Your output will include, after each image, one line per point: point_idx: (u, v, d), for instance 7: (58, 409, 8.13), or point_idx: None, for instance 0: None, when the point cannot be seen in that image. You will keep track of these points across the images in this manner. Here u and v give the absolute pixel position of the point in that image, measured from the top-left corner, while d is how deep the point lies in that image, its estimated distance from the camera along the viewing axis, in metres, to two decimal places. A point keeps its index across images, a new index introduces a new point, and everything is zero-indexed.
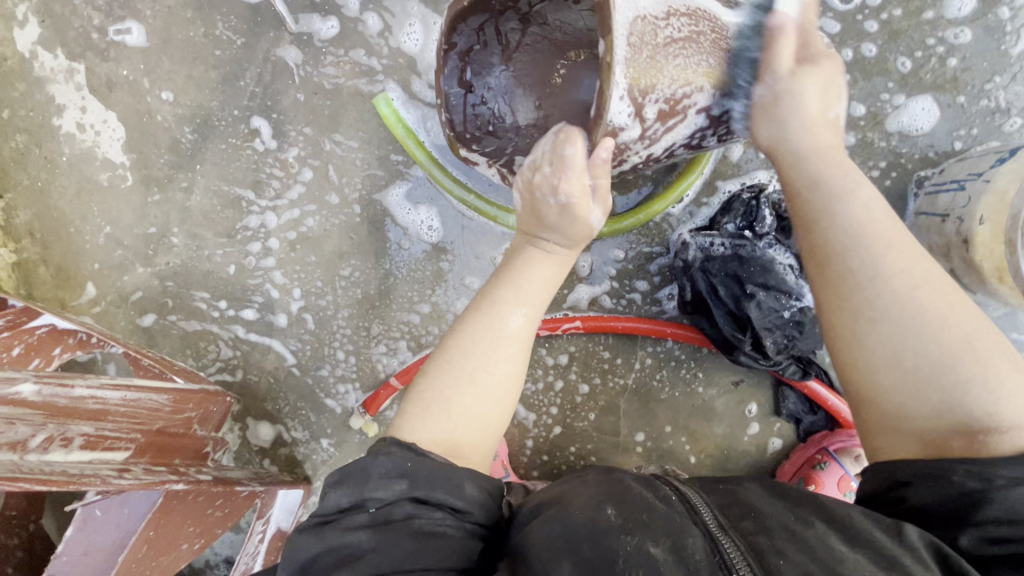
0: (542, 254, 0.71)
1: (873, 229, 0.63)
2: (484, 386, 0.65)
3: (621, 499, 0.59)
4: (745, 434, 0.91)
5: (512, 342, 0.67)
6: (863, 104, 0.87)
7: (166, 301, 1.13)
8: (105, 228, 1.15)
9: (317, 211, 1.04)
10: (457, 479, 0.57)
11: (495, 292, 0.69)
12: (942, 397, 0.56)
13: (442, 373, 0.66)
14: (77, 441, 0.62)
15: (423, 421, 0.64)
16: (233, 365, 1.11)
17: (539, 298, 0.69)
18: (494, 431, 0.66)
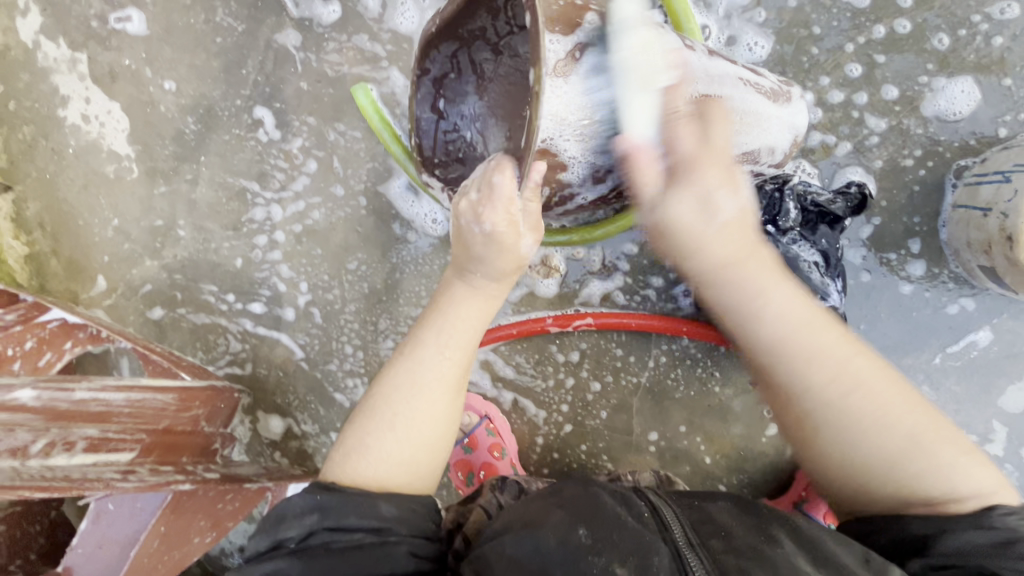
0: (468, 290, 0.67)
1: (805, 337, 0.62)
2: (408, 429, 0.64)
3: (591, 516, 0.59)
4: (763, 435, 0.87)
5: (435, 384, 0.66)
6: (899, 86, 0.81)
7: (175, 294, 1.13)
8: (114, 220, 1.14)
9: (322, 204, 1.02)
10: (371, 501, 0.58)
11: (421, 333, 0.68)
12: (899, 481, 0.58)
13: (366, 417, 0.65)
14: (81, 445, 0.62)
15: (344, 463, 0.63)
16: (242, 359, 1.11)
17: (465, 339, 0.68)
18: (424, 473, 0.65)
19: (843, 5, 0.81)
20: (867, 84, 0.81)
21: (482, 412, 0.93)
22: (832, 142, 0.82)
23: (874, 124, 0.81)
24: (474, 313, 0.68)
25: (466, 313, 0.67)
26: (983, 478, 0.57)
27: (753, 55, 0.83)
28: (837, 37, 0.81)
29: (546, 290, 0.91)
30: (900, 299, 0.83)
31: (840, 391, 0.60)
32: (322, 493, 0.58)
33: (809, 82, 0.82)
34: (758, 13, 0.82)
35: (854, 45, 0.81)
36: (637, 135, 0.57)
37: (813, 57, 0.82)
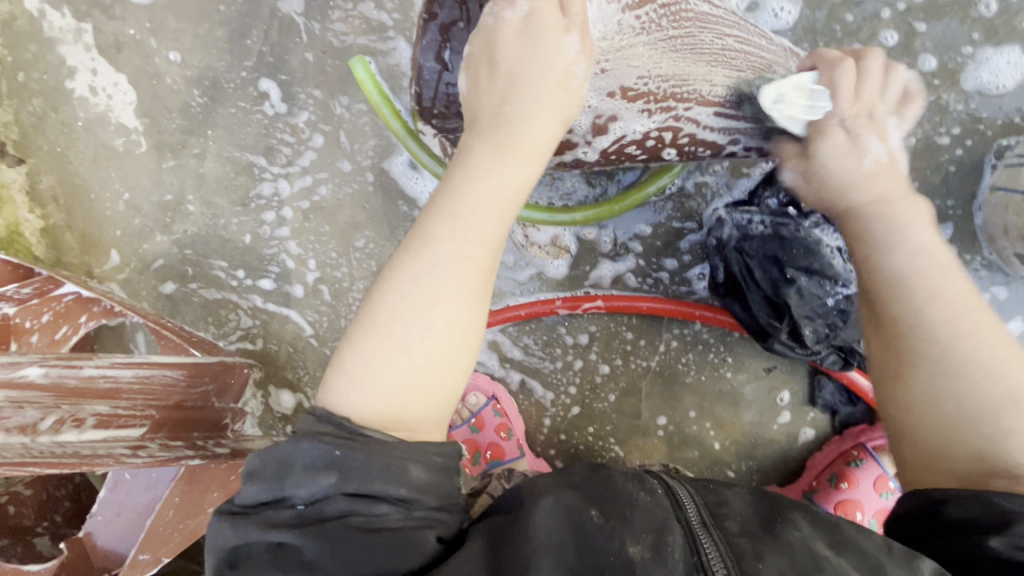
0: (491, 157, 0.55)
1: (925, 275, 0.59)
2: (420, 357, 0.52)
3: (605, 497, 0.55)
4: (775, 422, 0.85)
5: (454, 292, 0.53)
6: (938, 57, 0.75)
7: (187, 269, 1.13)
8: (124, 194, 1.14)
9: (329, 179, 1.00)
10: (401, 466, 0.49)
11: (428, 226, 0.54)
12: (981, 439, 0.55)
13: (365, 337, 0.53)
14: (90, 421, 0.63)
15: (349, 398, 0.52)
16: (254, 334, 1.12)
17: (488, 235, 0.54)
18: (439, 402, 0.54)
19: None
20: (903, 54, 0.76)
21: (489, 392, 0.93)
22: None
23: None
24: (505, 189, 0.55)
25: (486, 196, 0.54)
26: None
27: (779, 23, 0.76)
28: (872, 2, 0.76)
29: (556, 271, 0.89)
30: None
31: (952, 334, 0.57)
32: (342, 448, 0.48)
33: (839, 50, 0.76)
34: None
35: (890, 11, 0.75)
36: (654, 74, 0.59)
37: (846, 25, 0.76)
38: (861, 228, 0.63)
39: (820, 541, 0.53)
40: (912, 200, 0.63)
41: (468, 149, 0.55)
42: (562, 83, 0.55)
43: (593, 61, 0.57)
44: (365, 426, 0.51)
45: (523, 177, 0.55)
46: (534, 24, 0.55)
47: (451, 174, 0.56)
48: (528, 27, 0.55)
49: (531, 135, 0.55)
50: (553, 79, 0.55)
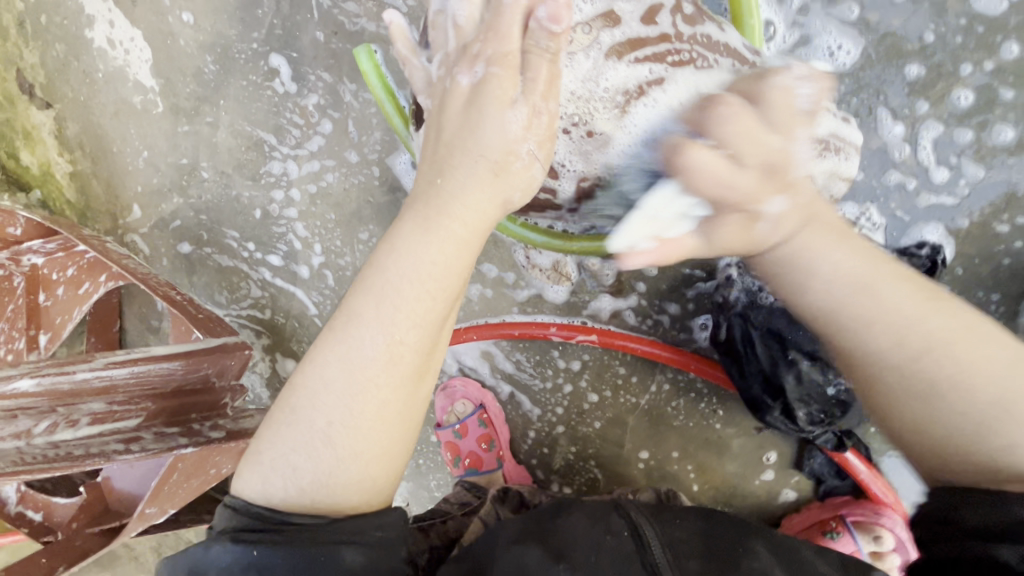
0: (415, 233, 0.52)
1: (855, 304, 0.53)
2: (344, 442, 0.53)
3: (565, 545, 0.57)
4: (757, 478, 0.83)
5: (376, 372, 0.52)
6: (1017, 128, 0.68)
7: (202, 233, 1.15)
8: (143, 152, 1.14)
9: (336, 167, 0.97)
10: (333, 552, 0.51)
11: (357, 301, 0.53)
12: (955, 437, 0.51)
13: (289, 424, 0.54)
14: (85, 420, 0.70)
15: (270, 490, 0.54)
16: (263, 304, 1.14)
17: (416, 314, 0.52)
18: (379, 483, 0.55)
19: (969, 13, 0.66)
20: (978, 120, 0.68)
21: (477, 401, 0.94)
22: (914, 188, 0.71)
23: (971, 173, 0.70)
24: (428, 264, 0.52)
25: (412, 271, 0.52)
26: None
27: (834, 62, 0.70)
28: (950, 55, 0.67)
29: (555, 296, 0.85)
30: None
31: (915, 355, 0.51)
32: (259, 549, 0.51)
33: (896, 103, 0.70)
34: (851, 8, 0.68)
35: (969, 67, 0.67)
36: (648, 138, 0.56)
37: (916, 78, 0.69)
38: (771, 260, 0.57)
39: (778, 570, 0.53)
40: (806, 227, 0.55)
41: (400, 233, 0.53)
42: (498, 164, 0.52)
43: (531, 134, 0.52)
44: (287, 512, 0.53)
45: (450, 254, 0.53)
46: (479, 92, 0.52)
47: (377, 255, 0.54)
48: (476, 96, 0.52)
49: (461, 214, 0.52)
50: (488, 161, 0.52)
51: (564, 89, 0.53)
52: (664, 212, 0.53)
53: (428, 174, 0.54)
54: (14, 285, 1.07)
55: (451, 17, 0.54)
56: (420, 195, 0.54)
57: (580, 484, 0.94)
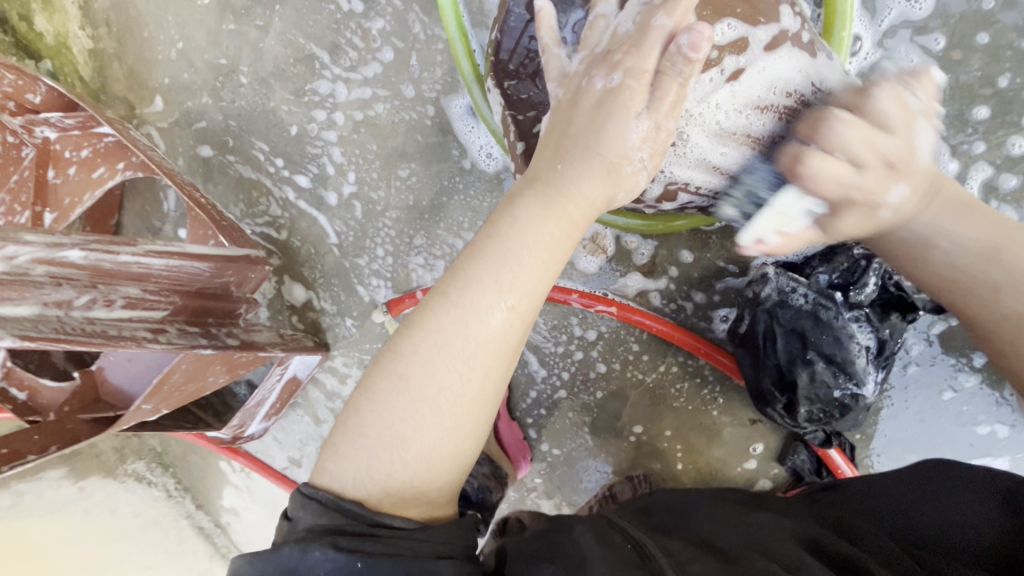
0: (532, 215, 0.58)
1: (975, 264, 0.59)
2: (449, 411, 0.60)
3: (573, 559, 0.57)
4: (740, 465, 0.90)
5: (491, 343, 0.59)
6: None
7: (227, 140, 1.12)
8: (178, 43, 1.10)
9: (388, 98, 0.96)
10: (429, 564, 0.54)
11: (471, 273, 0.59)
12: None
13: (397, 392, 0.60)
14: (120, 302, 0.69)
15: (371, 470, 0.60)
16: (280, 224, 1.13)
17: (531, 285, 0.59)
18: (469, 443, 0.62)
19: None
20: (1022, 169, 0.73)
21: None
22: None
23: (1006, 218, 0.74)
24: (545, 239, 0.58)
25: (530, 246, 0.58)
26: None
27: None
28: (1014, 104, 0.72)
29: (586, 265, 0.88)
30: (937, 401, 0.75)
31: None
32: (362, 560, 0.53)
33: (956, 139, 0.74)
34: (936, 40, 0.72)
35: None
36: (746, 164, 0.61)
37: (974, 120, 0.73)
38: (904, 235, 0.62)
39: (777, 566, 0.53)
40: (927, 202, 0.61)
41: (520, 216, 0.59)
42: (614, 165, 0.57)
43: (644, 146, 0.56)
44: (384, 514, 0.57)
45: (559, 234, 0.59)
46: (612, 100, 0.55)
47: (489, 228, 0.60)
48: (607, 100, 0.56)
49: (578, 199, 0.58)
50: (605, 161, 0.56)
51: (684, 107, 0.57)
52: (792, 210, 0.60)
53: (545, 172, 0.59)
54: (22, 155, 1.03)
55: (613, 26, 0.57)
56: (537, 190, 0.59)
57: (570, 447, 0.98)
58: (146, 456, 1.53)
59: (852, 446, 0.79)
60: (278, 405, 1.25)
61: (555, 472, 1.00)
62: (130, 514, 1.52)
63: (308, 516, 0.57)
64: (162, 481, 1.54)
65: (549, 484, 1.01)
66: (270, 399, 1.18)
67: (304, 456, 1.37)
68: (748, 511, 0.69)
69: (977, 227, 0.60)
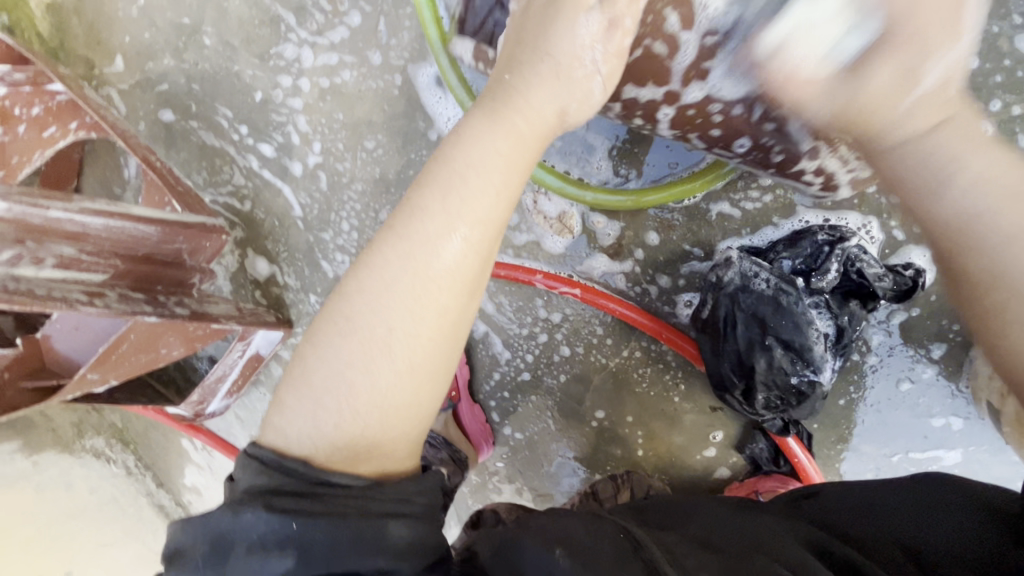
0: (483, 133, 0.55)
1: (1008, 210, 0.50)
2: (399, 357, 0.55)
3: (576, 547, 0.53)
4: (699, 453, 0.89)
5: (443, 279, 0.54)
6: None
7: (190, 104, 1.07)
8: (139, 0, 1.05)
9: (355, 65, 0.92)
10: (379, 527, 0.51)
11: (417, 200, 0.55)
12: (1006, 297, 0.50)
13: (341, 336, 0.56)
14: (50, 261, 0.65)
15: (317, 423, 0.55)
16: (243, 195, 1.09)
17: (483, 210, 0.54)
18: (422, 406, 0.57)
19: (1007, 51, 0.70)
20: None
21: None
22: None
23: None
24: (496, 157, 0.54)
25: (479, 165, 0.54)
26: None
27: None
28: (984, 90, 0.71)
29: (552, 245, 0.86)
30: (894, 392, 0.75)
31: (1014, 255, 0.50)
32: (299, 520, 0.50)
33: None
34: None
35: (997, 102, 0.71)
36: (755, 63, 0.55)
37: None
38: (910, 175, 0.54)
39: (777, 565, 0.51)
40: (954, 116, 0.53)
41: (470, 134, 0.55)
42: (564, 66, 0.53)
43: (596, 45, 0.52)
44: (331, 471, 0.53)
45: (512, 152, 0.55)
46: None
47: (442, 149, 0.56)
48: None
49: (529, 113, 0.54)
50: (556, 62, 0.53)
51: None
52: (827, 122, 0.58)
53: (500, 92, 0.56)
54: None
55: None
56: (489, 108, 0.56)
57: (533, 431, 0.97)
58: (107, 433, 1.49)
59: (811, 436, 0.79)
60: (240, 383, 1.22)
61: (516, 456, 0.99)
62: (86, 490, 1.48)
63: (248, 475, 0.54)
64: (123, 458, 1.50)
65: (511, 469, 0.99)
66: (229, 376, 1.15)
67: None
68: (743, 511, 0.65)
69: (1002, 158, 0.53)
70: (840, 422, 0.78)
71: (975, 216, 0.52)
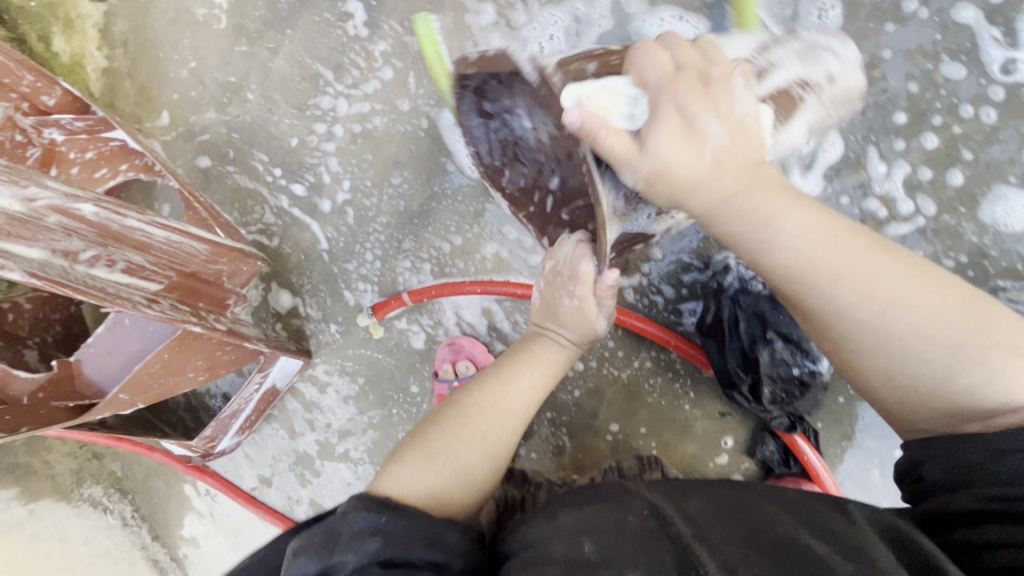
0: (560, 339, 0.80)
1: (821, 254, 0.59)
2: (490, 444, 0.71)
3: (600, 531, 0.54)
4: (712, 461, 0.92)
5: (525, 412, 0.75)
6: (967, 176, 0.83)
7: (228, 151, 1.17)
8: (191, 63, 1.17)
9: (384, 112, 1.06)
10: (439, 534, 0.56)
11: (522, 364, 0.78)
12: (868, 344, 0.58)
13: (456, 425, 0.71)
14: (120, 265, 0.71)
15: (427, 471, 0.66)
16: (272, 232, 1.16)
17: (553, 379, 0.79)
18: (484, 476, 0.69)
19: (941, 80, 0.83)
20: (937, 164, 0.84)
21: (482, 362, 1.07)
22: (884, 217, 0.85)
23: (927, 208, 0.84)
24: (561, 363, 0.80)
25: (550, 364, 0.78)
26: (916, 315, 0.56)
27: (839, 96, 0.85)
28: (926, 111, 0.84)
29: None
30: None
31: (871, 305, 0.57)
32: (386, 517, 0.56)
33: (883, 145, 0.85)
34: (853, 55, 0.85)
35: (939, 118, 0.84)
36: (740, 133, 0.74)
37: (897, 124, 0.84)
38: (738, 224, 0.62)
39: (807, 533, 0.53)
40: (748, 179, 0.62)
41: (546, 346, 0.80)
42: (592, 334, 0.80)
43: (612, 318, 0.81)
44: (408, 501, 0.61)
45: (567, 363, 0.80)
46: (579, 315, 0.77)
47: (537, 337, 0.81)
48: (579, 312, 0.78)
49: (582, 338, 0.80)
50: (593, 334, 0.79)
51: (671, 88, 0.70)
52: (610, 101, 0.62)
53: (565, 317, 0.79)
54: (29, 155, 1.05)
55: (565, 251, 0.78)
56: (559, 326, 0.80)
57: (550, 449, 0.99)
58: (105, 481, 1.44)
59: (816, 434, 0.84)
60: (254, 417, 1.18)
61: None
62: (80, 542, 1.43)
63: (349, 502, 0.59)
64: (120, 508, 1.44)
65: None
66: (246, 410, 1.11)
67: (275, 475, 1.27)
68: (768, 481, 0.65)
69: (820, 216, 0.61)
70: (842, 420, 0.84)
71: (807, 262, 0.59)
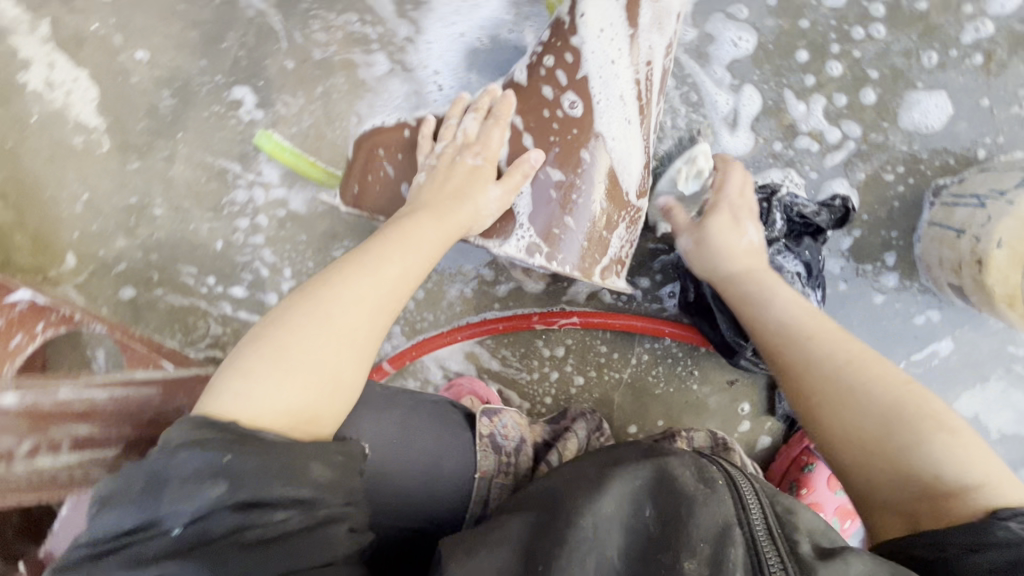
0: (430, 214, 0.69)
1: (802, 322, 0.69)
2: (358, 341, 0.59)
3: (670, 505, 0.53)
4: (736, 431, 0.92)
5: (392, 297, 0.63)
6: (878, 91, 0.87)
7: (151, 275, 1.06)
8: (83, 195, 1.06)
9: (305, 190, 1.03)
10: (298, 468, 0.49)
11: (395, 234, 0.67)
12: (839, 396, 0.63)
13: (312, 322, 0.58)
14: (66, 445, 0.63)
15: (274, 384, 0.54)
16: (222, 342, 1.06)
17: (424, 253, 0.68)
18: (350, 387, 0.59)
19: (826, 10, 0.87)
20: (848, 88, 0.87)
21: (485, 398, 0.91)
22: (818, 151, 0.88)
23: (854, 130, 0.87)
24: (428, 234, 0.68)
25: (415, 234, 0.67)
26: (882, 385, 0.62)
27: (738, 50, 0.88)
28: (823, 42, 0.87)
29: (534, 287, 0.94)
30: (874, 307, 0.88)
31: (839, 365, 0.65)
32: (229, 454, 0.47)
33: (795, 84, 0.87)
34: (739, 10, 0.87)
35: (837, 46, 0.87)
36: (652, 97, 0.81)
37: (801, 62, 0.87)
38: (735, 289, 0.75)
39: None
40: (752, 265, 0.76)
41: (416, 220, 0.69)
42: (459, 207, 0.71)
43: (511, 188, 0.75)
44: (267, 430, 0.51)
45: (442, 235, 0.70)
46: (474, 174, 0.74)
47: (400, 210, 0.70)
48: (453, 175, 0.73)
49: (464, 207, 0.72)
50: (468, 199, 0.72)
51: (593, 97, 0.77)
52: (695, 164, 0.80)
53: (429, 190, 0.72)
54: None
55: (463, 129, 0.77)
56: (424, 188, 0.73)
57: None
58: None
59: None
60: None
61: None
62: None
63: (179, 428, 0.49)
64: None
65: None
66: None
67: None
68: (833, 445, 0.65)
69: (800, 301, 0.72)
70: None
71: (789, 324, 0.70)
